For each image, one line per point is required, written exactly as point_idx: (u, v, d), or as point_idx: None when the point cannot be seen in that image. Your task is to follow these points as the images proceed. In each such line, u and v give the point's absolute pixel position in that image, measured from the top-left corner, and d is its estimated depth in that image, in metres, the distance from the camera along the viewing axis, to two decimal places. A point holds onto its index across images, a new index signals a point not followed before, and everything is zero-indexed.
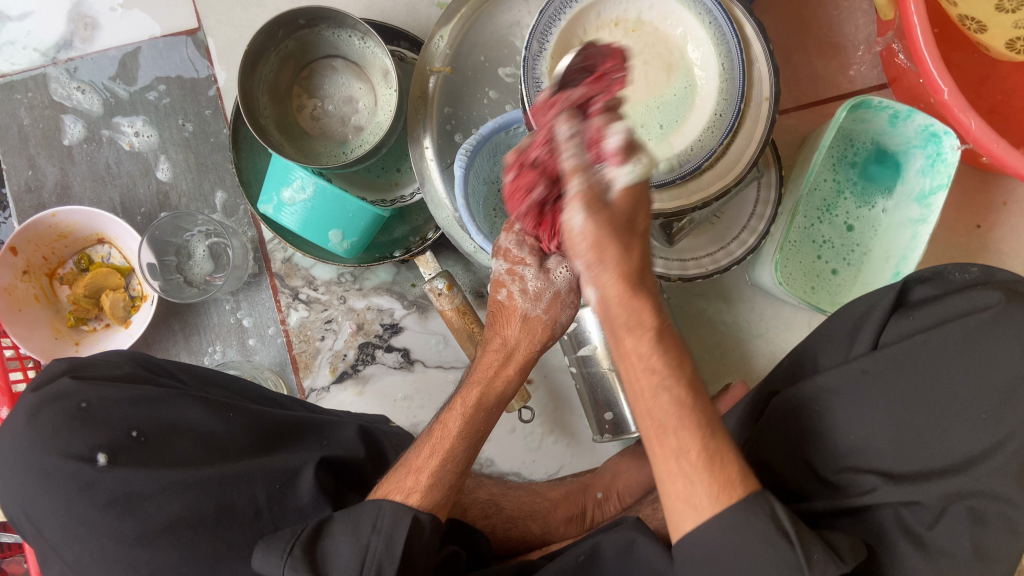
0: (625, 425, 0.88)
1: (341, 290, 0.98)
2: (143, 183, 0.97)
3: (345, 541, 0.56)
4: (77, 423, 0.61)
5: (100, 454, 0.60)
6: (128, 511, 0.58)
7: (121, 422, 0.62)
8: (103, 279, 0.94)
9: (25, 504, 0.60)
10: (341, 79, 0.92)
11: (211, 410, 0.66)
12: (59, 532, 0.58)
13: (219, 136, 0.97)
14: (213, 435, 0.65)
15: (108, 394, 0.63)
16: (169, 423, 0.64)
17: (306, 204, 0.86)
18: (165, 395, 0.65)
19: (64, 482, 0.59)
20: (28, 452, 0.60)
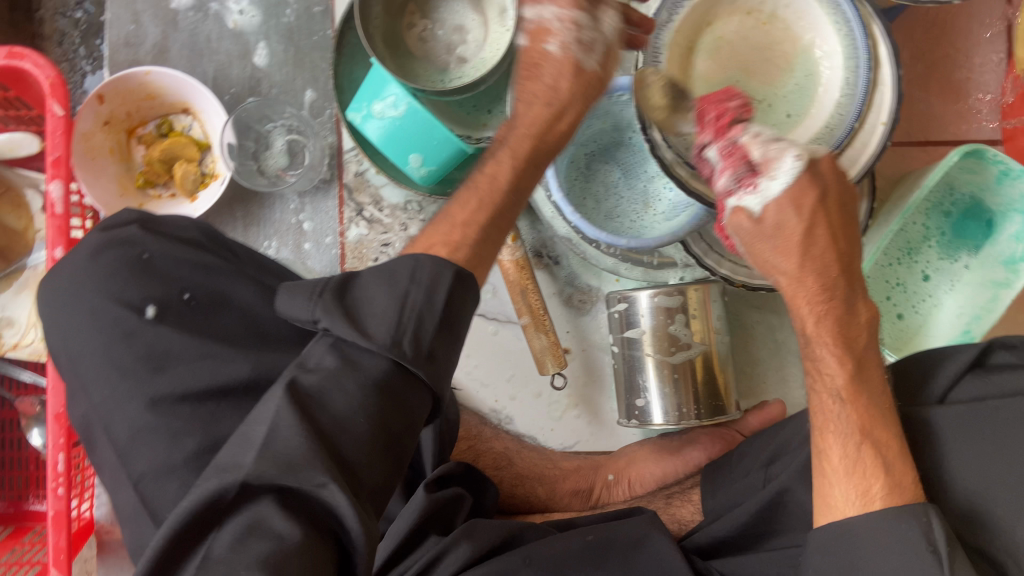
0: (650, 414, 0.86)
1: (405, 217, 0.97)
2: (238, 64, 0.97)
3: (381, 289, 0.53)
4: (134, 271, 0.61)
5: (149, 307, 0.60)
6: (163, 366, 0.58)
7: (175, 281, 0.62)
8: (179, 148, 0.93)
9: (67, 340, 0.60)
10: (457, 6, 0.91)
11: (264, 293, 0.65)
12: (93, 372, 0.58)
13: (322, 36, 0.97)
14: (257, 315, 0.63)
15: (171, 252, 0.63)
16: (221, 294, 0.63)
17: (393, 121, 0.86)
18: (223, 269, 0.64)
19: (109, 325, 0.59)
20: (84, 289, 0.61)
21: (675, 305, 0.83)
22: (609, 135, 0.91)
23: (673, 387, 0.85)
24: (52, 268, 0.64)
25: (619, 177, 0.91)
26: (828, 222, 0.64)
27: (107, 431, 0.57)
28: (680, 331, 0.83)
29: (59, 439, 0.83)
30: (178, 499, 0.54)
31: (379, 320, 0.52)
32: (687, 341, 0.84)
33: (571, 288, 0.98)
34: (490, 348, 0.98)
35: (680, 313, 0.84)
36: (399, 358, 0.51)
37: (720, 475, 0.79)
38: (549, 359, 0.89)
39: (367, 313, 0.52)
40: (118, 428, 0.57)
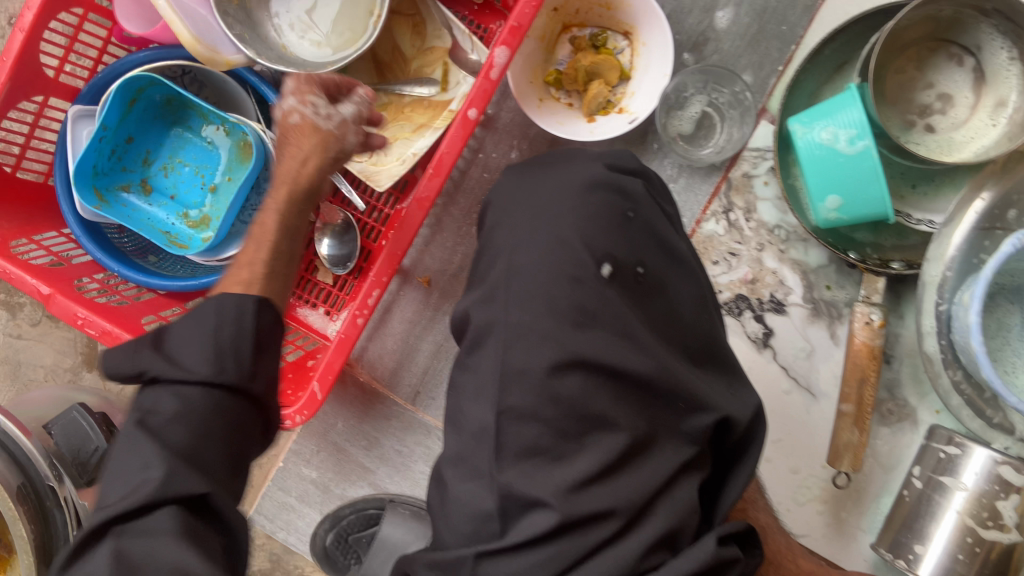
0: (919, 564, 0.80)
1: (766, 239, 0.92)
2: (696, 15, 0.92)
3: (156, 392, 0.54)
4: (615, 224, 0.64)
5: (606, 266, 0.62)
6: (586, 325, 0.60)
7: (637, 250, 0.64)
8: (605, 68, 0.90)
9: (518, 250, 0.63)
10: (958, 76, 0.83)
11: (697, 301, 0.67)
12: (526, 292, 0.61)
13: (791, 29, 0.90)
14: (679, 316, 0.65)
15: (651, 223, 0.65)
16: (664, 285, 0.65)
17: (838, 155, 0.80)
18: (680, 260, 0.66)
19: (566, 263, 0.62)
20: (563, 213, 0.64)
21: (1016, 483, 0.77)
22: None
23: (963, 557, 0.78)
24: (550, 167, 0.68)
25: (1017, 324, 0.82)
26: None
27: (505, 349, 0.60)
28: (1007, 510, 0.77)
29: (382, 277, 0.84)
30: (529, 444, 0.58)
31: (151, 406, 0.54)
32: (1007, 524, 0.77)
33: (885, 394, 0.91)
34: (774, 405, 0.93)
35: (1016, 494, 0.77)
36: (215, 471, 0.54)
37: None
38: (846, 458, 0.83)
39: (184, 352, 0.55)
40: (512, 355, 0.60)
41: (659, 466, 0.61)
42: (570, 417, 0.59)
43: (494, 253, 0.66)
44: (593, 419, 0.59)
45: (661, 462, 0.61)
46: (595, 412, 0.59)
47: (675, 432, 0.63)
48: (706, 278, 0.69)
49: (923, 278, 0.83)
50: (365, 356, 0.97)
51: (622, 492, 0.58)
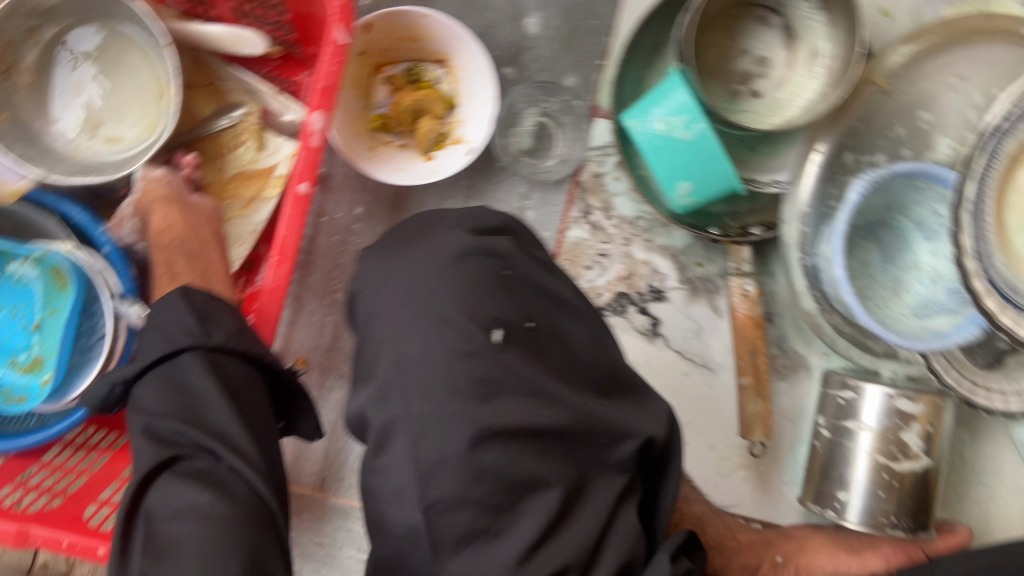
0: (848, 511, 0.84)
1: (630, 232, 0.92)
2: (506, 27, 0.89)
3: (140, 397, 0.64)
4: (494, 286, 0.61)
5: (496, 330, 0.59)
6: (490, 395, 0.57)
7: (523, 305, 0.62)
8: (429, 102, 0.86)
9: (402, 338, 0.59)
10: (769, 36, 0.84)
11: (591, 334, 0.65)
12: (420, 380, 0.57)
13: (602, 21, 0.89)
14: (578, 357, 0.63)
15: (529, 274, 0.63)
16: (555, 330, 0.63)
17: (677, 142, 0.81)
18: (566, 300, 0.65)
19: (455, 339, 0.58)
20: (435, 287, 0.60)
21: (913, 412, 0.81)
22: (879, 213, 0.86)
23: (886, 493, 0.82)
24: (410, 243, 0.64)
25: (877, 260, 0.86)
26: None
27: (414, 443, 0.56)
28: (912, 439, 0.81)
29: None
30: (463, 532, 0.54)
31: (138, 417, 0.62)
32: (914, 451, 0.81)
33: (777, 350, 0.93)
34: (678, 390, 0.94)
35: (915, 421, 0.81)
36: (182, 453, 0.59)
37: None
38: (758, 428, 0.85)
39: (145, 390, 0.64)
40: (424, 446, 0.55)
41: (599, 502, 0.59)
42: (500, 491, 0.55)
43: (373, 347, 0.61)
44: (523, 485, 0.56)
45: (597, 506, 0.59)
46: (524, 477, 0.56)
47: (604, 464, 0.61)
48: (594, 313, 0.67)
49: (784, 241, 0.86)
50: None
51: (570, 548, 0.56)
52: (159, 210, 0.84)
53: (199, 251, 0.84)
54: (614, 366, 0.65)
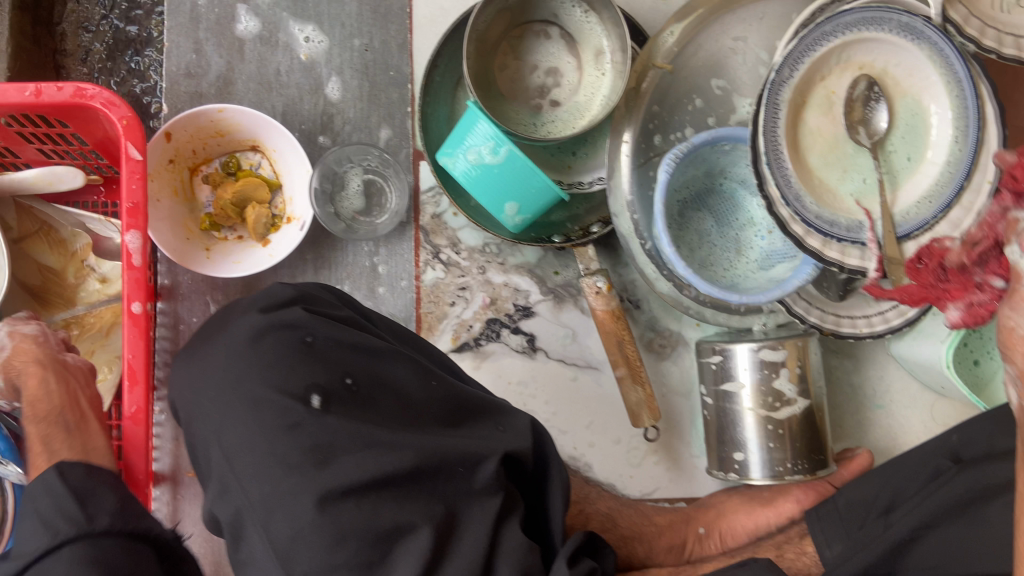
0: (749, 469, 0.85)
1: (483, 260, 0.94)
2: (310, 99, 0.91)
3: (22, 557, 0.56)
4: (299, 356, 0.60)
5: (314, 396, 0.58)
6: (327, 460, 0.56)
7: (337, 364, 0.61)
8: (250, 190, 0.87)
9: (225, 430, 0.59)
10: (552, 48, 0.88)
11: (421, 372, 0.65)
12: (253, 466, 0.57)
13: (399, 71, 0.92)
14: (410, 397, 0.63)
15: (334, 334, 0.62)
16: (380, 379, 0.62)
17: (491, 168, 0.82)
18: (382, 347, 0.64)
19: (273, 417, 0.58)
20: (242, 373, 0.60)
21: (779, 359, 0.83)
22: (701, 182, 0.89)
23: (776, 443, 0.84)
24: (213, 342, 0.64)
25: (712, 226, 0.90)
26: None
27: (267, 526, 0.55)
28: (785, 386, 0.83)
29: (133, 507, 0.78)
30: None
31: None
32: (791, 396, 0.84)
33: (651, 333, 0.96)
34: (570, 396, 0.96)
35: (784, 368, 0.83)
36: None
37: (829, 523, 0.80)
38: (645, 413, 0.86)
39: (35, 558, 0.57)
40: (275, 525, 0.55)
41: (474, 532, 0.58)
42: (367, 546, 0.54)
43: (207, 446, 0.61)
44: (388, 535, 0.55)
45: (474, 537, 0.57)
46: (388, 528, 0.55)
47: (475, 491, 0.60)
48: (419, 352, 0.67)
49: (623, 234, 0.88)
50: None
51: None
52: (36, 374, 0.73)
53: (78, 424, 0.72)
54: (458, 393, 0.65)
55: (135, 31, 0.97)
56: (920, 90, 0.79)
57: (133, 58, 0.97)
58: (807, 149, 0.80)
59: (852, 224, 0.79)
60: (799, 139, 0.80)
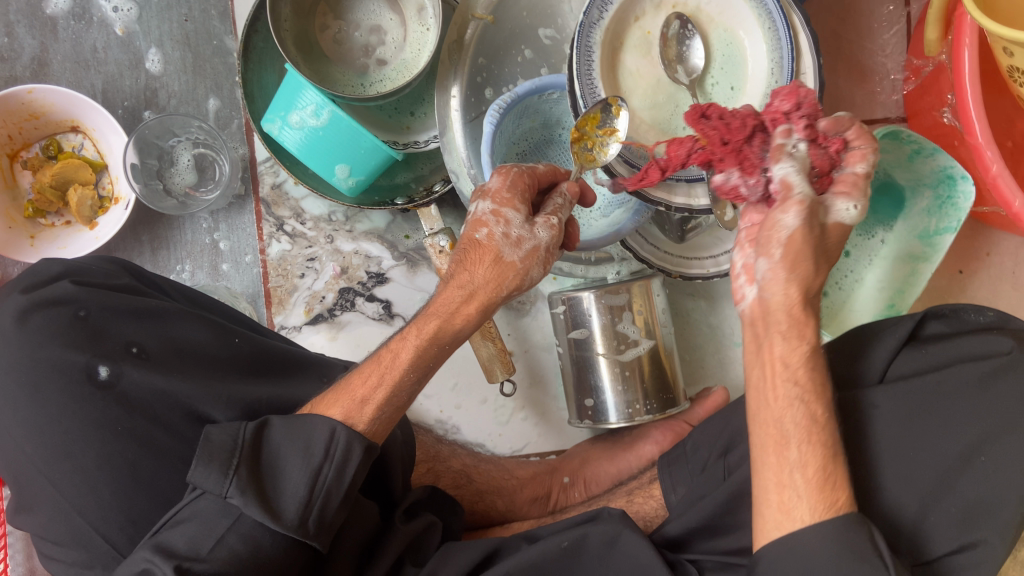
0: (604, 413, 0.86)
1: (329, 228, 0.92)
2: (130, 75, 0.89)
3: (296, 463, 0.54)
4: (73, 331, 0.61)
5: (100, 367, 0.60)
6: (123, 427, 0.59)
7: (120, 334, 0.63)
8: (71, 172, 0.85)
9: (10, 413, 0.60)
10: (373, 6, 0.86)
11: (214, 331, 0.67)
12: (48, 448, 0.59)
13: (222, 40, 0.89)
14: (210, 353, 0.65)
15: (108, 303, 0.63)
16: (170, 340, 0.64)
17: (315, 131, 0.80)
18: (167, 310, 0.65)
19: (60, 395, 0.60)
20: (16, 357, 0.60)
21: (622, 303, 0.84)
22: (539, 133, 0.89)
23: (625, 385, 0.85)
24: None
25: None
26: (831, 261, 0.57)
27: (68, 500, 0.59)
28: (628, 328, 0.84)
29: None
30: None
31: (291, 496, 0.53)
32: (635, 338, 0.85)
33: None
34: None
35: (627, 311, 0.84)
36: (303, 537, 0.53)
37: (678, 470, 0.78)
38: (498, 367, 0.86)
39: None
40: (83, 499, 0.58)
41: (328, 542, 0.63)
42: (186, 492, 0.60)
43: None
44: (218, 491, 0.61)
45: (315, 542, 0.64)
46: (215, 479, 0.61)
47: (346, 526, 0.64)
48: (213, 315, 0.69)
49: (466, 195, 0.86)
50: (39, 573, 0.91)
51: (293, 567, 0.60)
52: None
53: None
54: (259, 348, 0.69)
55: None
56: (736, 24, 0.79)
57: None
58: (628, 93, 0.80)
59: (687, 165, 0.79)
60: (619, 81, 0.80)
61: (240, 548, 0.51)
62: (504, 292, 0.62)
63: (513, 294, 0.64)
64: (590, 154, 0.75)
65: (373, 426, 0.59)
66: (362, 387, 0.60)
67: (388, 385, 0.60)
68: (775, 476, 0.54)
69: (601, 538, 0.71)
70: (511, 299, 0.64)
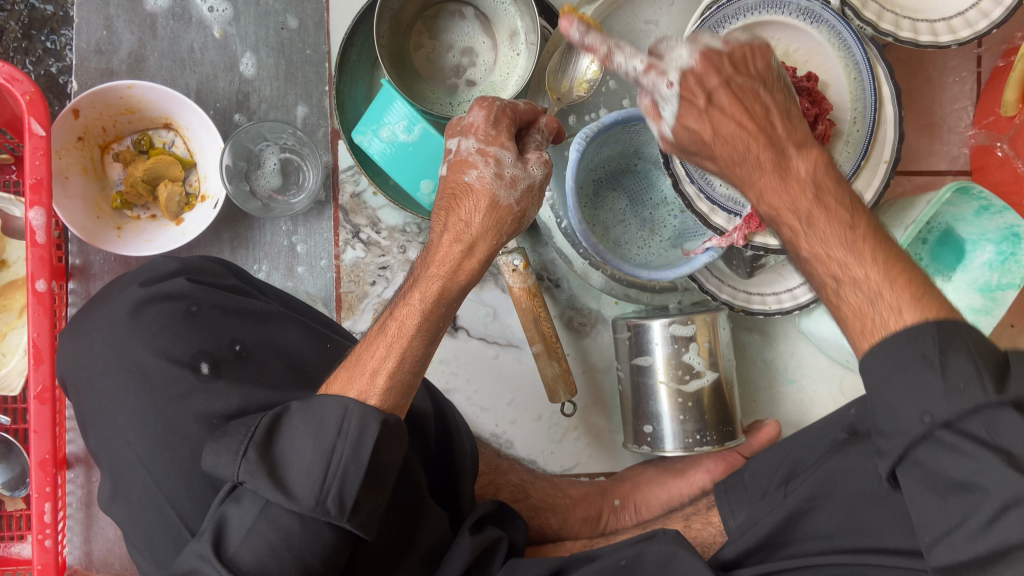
0: (662, 441, 0.88)
1: (403, 239, 0.94)
2: (224, 77, 0.92)
3: (309, 446, 0.56)
4: (184, 325, 0.64)
5: (204, 363, 0.63)
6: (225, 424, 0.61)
7: (225, 332, 0.65)
8: (163, 168, 0.88)
9: (116, 404, 0.62)
10: (467, 28, 0.89)
11: (310, 336, 0.70)
12: (149, 439, 0.61)
13: (316, 50, 0.92)
14: (304, 357, 0.68)
15: (218, 302, 0.66)
16: (268, 343, 0.67)
17: (405, 146, 0.83)
18: (272, 313, 0.68)
19: (164, 386, 0.62)
20: (124, 349, 0.63)
21: (689, 333, 0.86)
22: (617, 162, 0.91)
23: (684, 415, 0.87)
24: (89, 317, 0.66)
25: (625, 206, 0.92)
26: (729, 88, 0.56)
27: (165, 490, 0.60)
28: (693, 359, 0.86)
29: (44, 487, 0.79)
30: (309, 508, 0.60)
31: (308, 483, 0.55)
32: (699, 369, 0.86)
33: (571, 311, 0.98)
34: (490, 374, 0.98)
35: (693, 342, 0.86)
36: (322, 516, 0.54)
37: (736, 496, 0.80)
38: (561, 387, 0.88)
39: None
40: (181, 492, 0.60)
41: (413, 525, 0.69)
42: None
43: (100, 423, 0.63)
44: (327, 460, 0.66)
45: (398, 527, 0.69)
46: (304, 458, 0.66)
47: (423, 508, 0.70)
48: (310, 319, 0.72)
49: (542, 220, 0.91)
50: (95, 557, 0.93)
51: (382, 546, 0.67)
52: None
53: None
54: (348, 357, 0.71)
55: (51, 8, 0.91)
56: (822, 73, 0.81)
57: (65, 47, 0.91)
58: None
59: (732, 195, 0.81)
60: None
61: (270, 534, 0.54)
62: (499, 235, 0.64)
63: (510, 236, 0.65)
64: (565, 83, 0.84)
65: (387, 397, 0.60)
66: (373, 360, 0.61)
67: (396, 354, 0.61)
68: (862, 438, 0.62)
69: (658, 558, 0.73)
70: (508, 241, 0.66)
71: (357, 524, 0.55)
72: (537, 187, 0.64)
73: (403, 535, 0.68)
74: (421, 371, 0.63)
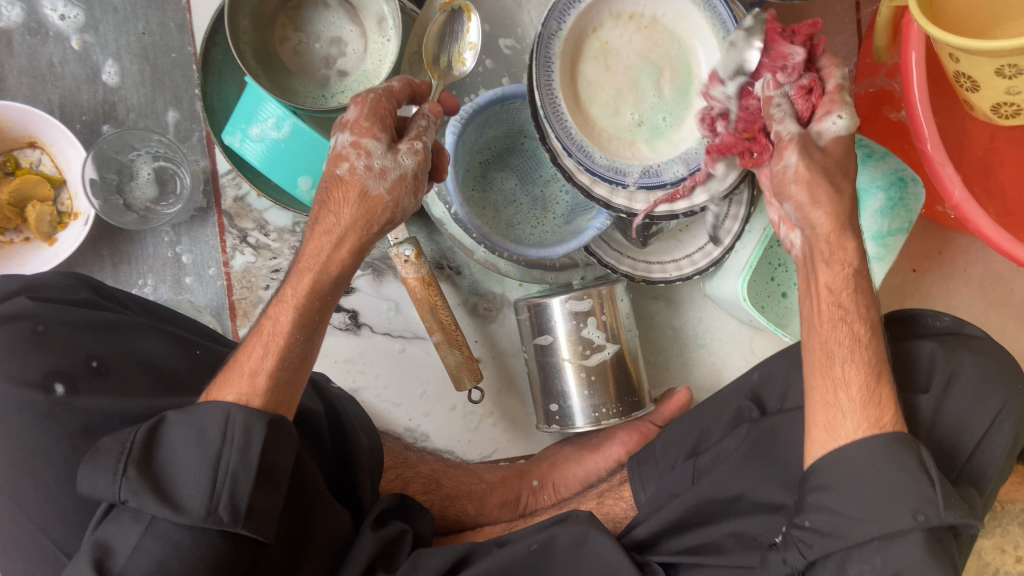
0: (571, 418, 0.87)
1: (294, 239, 0.91)
2: (88, 89, 0.88)
3: (194, 454, 0.54)
4: (32, 346, 0.61)
5: (57, 385, 0.60)
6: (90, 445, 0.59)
7: (80, 348, 0.63)
8: (30, 188, 0.84)
9: None
10: (332, 18, 0.86)
11: (173, 344, 0.68)
12: (9, 469, 0.58)
13: (181, 53, 0.89)
14: (170, 366, 0.66)
15: (68, 317, 0.63)
16: (129, 354, 0.65)
17: (277, 143, 0.80)
18: (129, 324, 0.66)
19: (16, 414, 0.59)
20: None
21: (587, 308, 0.85)
22: (503, 141, 0.90)
23: (591, 389, 0.86)
24: None
25: (515, 185, 0.91)
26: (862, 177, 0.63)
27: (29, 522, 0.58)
28: (594, 333, 0.85)
29: None
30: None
31: (195, 492, 0.53)
32: (600, 343, 0.86)
33: (475, 297, 0.97)
34: (399, 368, 0.96)
35: (591, 316, 0.85)
36: (216, 526, 0.52)
37: (647, 469, 0.79)
38: (465, 374, 0.87)
39: None
40: (48, 523, 0.57)
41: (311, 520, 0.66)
42: None
43: None
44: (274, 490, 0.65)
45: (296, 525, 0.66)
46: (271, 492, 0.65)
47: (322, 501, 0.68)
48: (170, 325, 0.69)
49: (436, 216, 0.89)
50: None
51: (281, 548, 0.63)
52: None
53: None
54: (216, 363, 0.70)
55: None
56: (689, 36, 0.80)
57: None
58: (588, 103, 0.80)
59: (647, 168, 0.79)
60: (579, 91, 0.79)
61: (159, 550, 0.51)
62: (374, 229, 0.62)
63: (384, 228, 0.63)
64: (443, 57, 0.79)
65: (271, 400, 0.59)
66: (251, 362, 0.60)
67: (276, 353, 0.60)
68: (823, 398, 0.62)
69: (569, 538, 0.72)
70: (383, 232, 0.63)
71: (253, 528, 0.54)
72: (411, 175, 0.62)
73: (299, 536, 0.65)
74: (300, 368, 0.61)
